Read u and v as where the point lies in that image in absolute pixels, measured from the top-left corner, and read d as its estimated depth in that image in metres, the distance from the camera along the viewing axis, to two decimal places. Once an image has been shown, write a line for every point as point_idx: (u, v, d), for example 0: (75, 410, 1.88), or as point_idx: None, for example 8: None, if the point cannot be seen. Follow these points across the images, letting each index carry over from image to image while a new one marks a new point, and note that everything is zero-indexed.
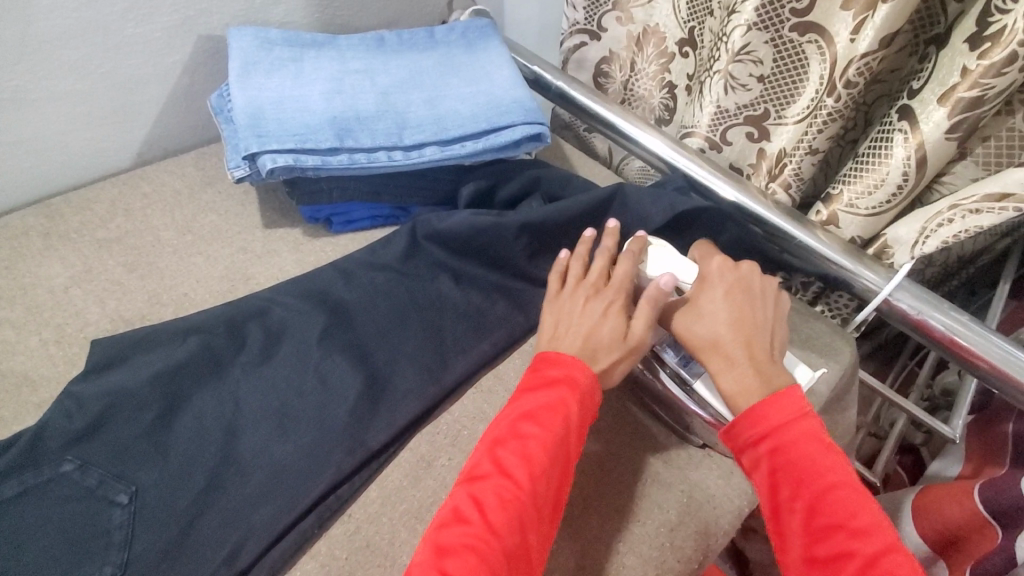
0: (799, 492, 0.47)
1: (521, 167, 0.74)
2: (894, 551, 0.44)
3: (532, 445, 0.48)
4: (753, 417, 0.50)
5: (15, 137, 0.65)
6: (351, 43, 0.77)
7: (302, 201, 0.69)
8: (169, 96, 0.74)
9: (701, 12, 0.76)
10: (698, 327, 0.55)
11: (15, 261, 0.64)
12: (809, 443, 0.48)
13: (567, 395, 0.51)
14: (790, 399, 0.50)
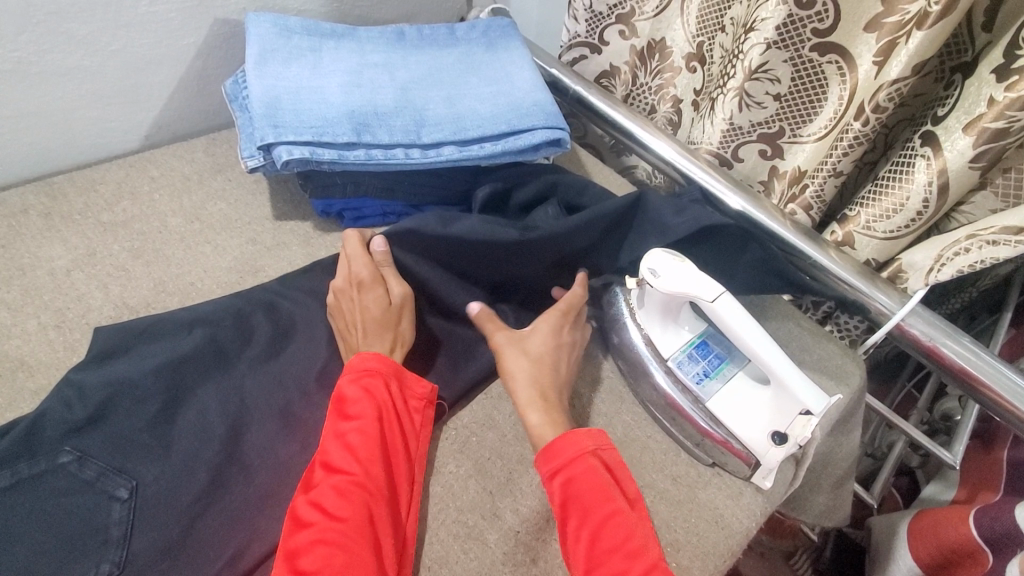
0: (585, 521, 0.47)
1: (539, 172, 0.72)
2: (660, 568, 0.45)
3: (352, 435, 0.49)
4: (545, 453, 0.51)
5: (17, 111, 0.63)
6: (370, 35, 0.76)
7: (315, 194, 0.68)
8: (181, 79, 0.72)
9: (711, 28, 0.75)
10: (514, 361, 0.56)
11: (12, 240, 0.62)
12: (595, 473, 0.49)
13: (372, 380, 0.52)
14: (579, 436, 0.51)
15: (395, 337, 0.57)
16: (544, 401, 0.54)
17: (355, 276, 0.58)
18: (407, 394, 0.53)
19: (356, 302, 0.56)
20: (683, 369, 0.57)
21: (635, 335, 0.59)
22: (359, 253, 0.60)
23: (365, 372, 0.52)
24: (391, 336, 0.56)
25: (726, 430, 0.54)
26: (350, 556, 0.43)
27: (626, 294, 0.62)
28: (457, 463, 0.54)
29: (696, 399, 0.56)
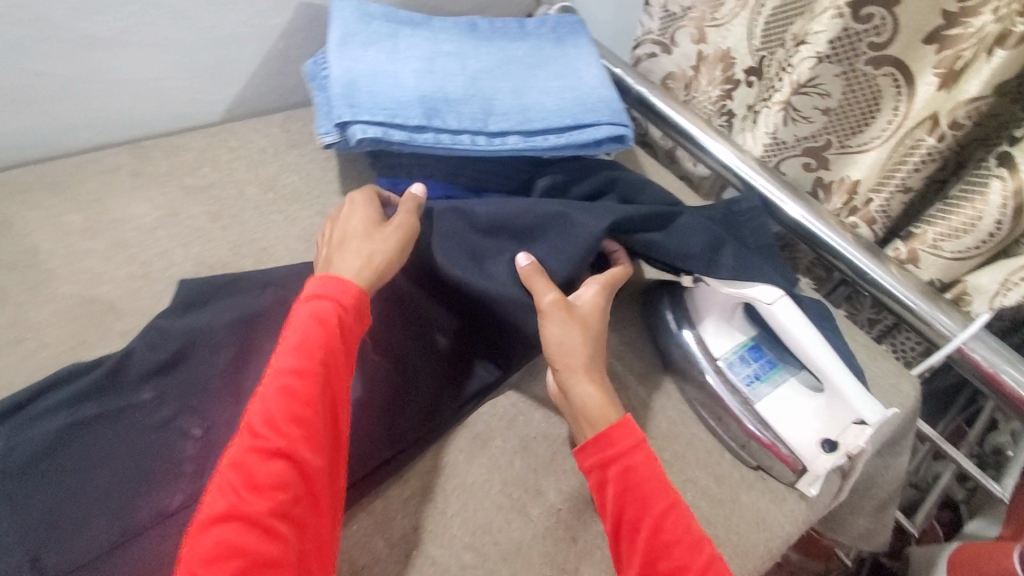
0: (645, 511, 0.47)
1: (599, 167, 0.74)
2: (717, 562, 0.46)
3: (290, 381, 0.47)
4: (604, 440, 0.50)
5: (117, 77, 0.68)
6: (444, 25, 0.78)
7: (382, 172, 0.71)
8: (262, 58, 0.76)
9: (774, 41, 0.74)
10: (563, 327, 0.54)
11: (103, 195, 0.66)
12: (653, 463, 0.50)
13: (325, 317, 0.50)
14: (631, 425, 0.51)
15: (369, 268, 0.54)
16: (591, 373, 0.53)
17: (339, 213, 0.59)
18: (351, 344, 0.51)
19: (347, 238, 0.56)
20: (734, 369, 0.57)
21: (684, 334, 0.59)
22: (361, 206, 0.59)
23: (320, 303, 0.51)
24: (362, 252, 0.55)
25: (773, 433, 0.54)
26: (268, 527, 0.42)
27: (680, 292, 0.62)
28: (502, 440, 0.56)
29: (745, 399, 0.56)
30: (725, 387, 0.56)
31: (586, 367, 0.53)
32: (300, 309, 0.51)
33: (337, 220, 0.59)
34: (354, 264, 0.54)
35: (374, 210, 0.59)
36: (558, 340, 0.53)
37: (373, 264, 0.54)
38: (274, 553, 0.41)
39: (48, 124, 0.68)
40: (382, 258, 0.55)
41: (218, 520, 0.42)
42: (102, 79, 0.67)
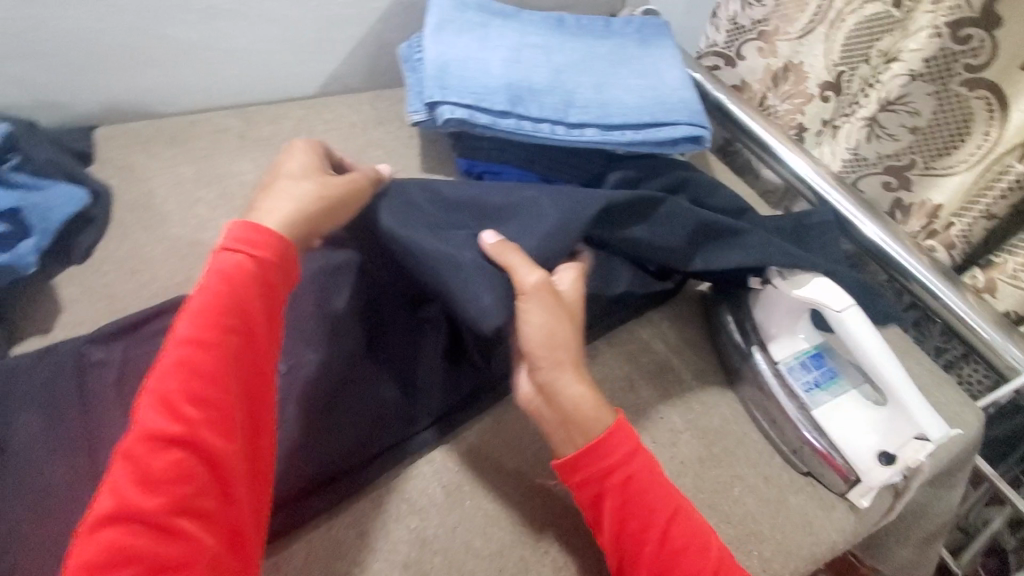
0: (649, 518, 0.47)
1: (673, 166, 0.75)
2: (723, 554, 0.47)
3: (192, 351, 0.40)
4: (604, 447, 0.48)
5: (233, 46, 0.74)
6: (533, 19, 0.81)
7: (463, 153, 0.75)
8: (360, 39, 0.81)
9: (857, 57, 0.72)
10: (540, 320, 0.50)
11: (213, 151, 0.72)
12: (648, 468, 0.49)
13: (233, 274, 0.44)
14: (626, 428, 0.50)
15: (291, 217, 0.48)
16: (576, 366, 0.51)
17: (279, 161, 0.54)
18: (271, 303, 0.46)
19: (281, 183, 0.51)
20: (794, 376, 0.57)
21: (741, 336, 0.61)
22: (309, 154, 0.54)
23: (229, 258, 0.44)
24: (282, 203, 0.49)
25: (827, 441, 0.54)
26: (173, 516, 0.36)
27: (743, 295, 0.62)
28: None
29: (802, 406, 0.56)
30: (784, 393, 0.57)
31: (574, 364, 0.50)
32: (207, 265, 0.44)
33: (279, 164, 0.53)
34: (280, 210, 0.48)
35: (322, 161, 0.55)
36: (540, 325, 0.50)
37: (303, 215, 0.49)
38: (177, 554, 0.35)
39: (168, 86, 0.74)
40: (310, 209, 0.49)
41: (106, 511, 0.35)
42: (219, 47, 0.73)
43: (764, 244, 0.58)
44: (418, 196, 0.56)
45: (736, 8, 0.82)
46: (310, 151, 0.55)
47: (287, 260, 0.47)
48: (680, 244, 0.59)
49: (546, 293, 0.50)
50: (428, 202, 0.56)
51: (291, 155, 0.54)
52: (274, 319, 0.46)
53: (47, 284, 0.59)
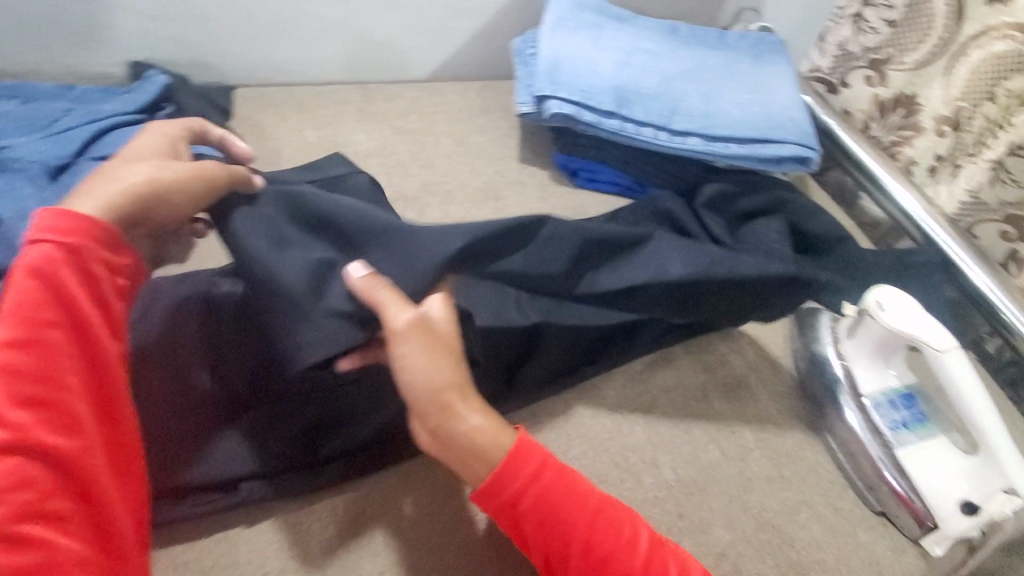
0: (569, 532, 0.43)
1: (774, 184, 0.74)
2: (657, 542, 0.44)
3: (9, 354, 0.35)
4: (512, 465, 0.43)
5: (360, 27, 0.79)
6: (648, 25, 0.82)
7: (562, 148, 0.77)
8: (475, 30, 0.84)
9: (980, 95, 0.68)
10: (419, 368, 0.44)
11: (335, 121, 0.78)
12: (562, 477, 0.44)
13: (50, 267, 0.38)
14: (531, 443, 0.45)
15: (148, 189, 0.42)
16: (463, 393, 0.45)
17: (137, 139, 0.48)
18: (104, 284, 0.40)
19: (123, 162, 0.44)
20: (878, 412, 0.56)
21: (835, 366, 0.59)
22: (168, 134, 0.49)
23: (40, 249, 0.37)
24: (124, 174, 0.42)
25: (909, 485, 0.53)
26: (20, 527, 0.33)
27: (833, 324, 0.61)
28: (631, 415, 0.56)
29: (885, 444, 0.55)
30: (866, 428, 0.56)
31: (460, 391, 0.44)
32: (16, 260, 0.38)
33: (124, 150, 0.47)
34: (127, 182, 0.42)
35: (181, 147, 0.49)
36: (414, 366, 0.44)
37: (162, 186, 0.43)
38: (34, 562, 0.33)
39: (297, 59, 0.80)
40: (167, 179, 0.43)
41: None
42: (348, 26, 0.78)
43: (661, 257, 0.55)
44: (262, 203, 0.48)
45: (846, 34, 0.81)
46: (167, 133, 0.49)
47: (119, 241, 0.41)
48: (557, 269, 0.54)
49: (412, 327, 0.44)
50: (273, 206, 0.48)
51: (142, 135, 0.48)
52: (111, 307, 0.40)
53: None
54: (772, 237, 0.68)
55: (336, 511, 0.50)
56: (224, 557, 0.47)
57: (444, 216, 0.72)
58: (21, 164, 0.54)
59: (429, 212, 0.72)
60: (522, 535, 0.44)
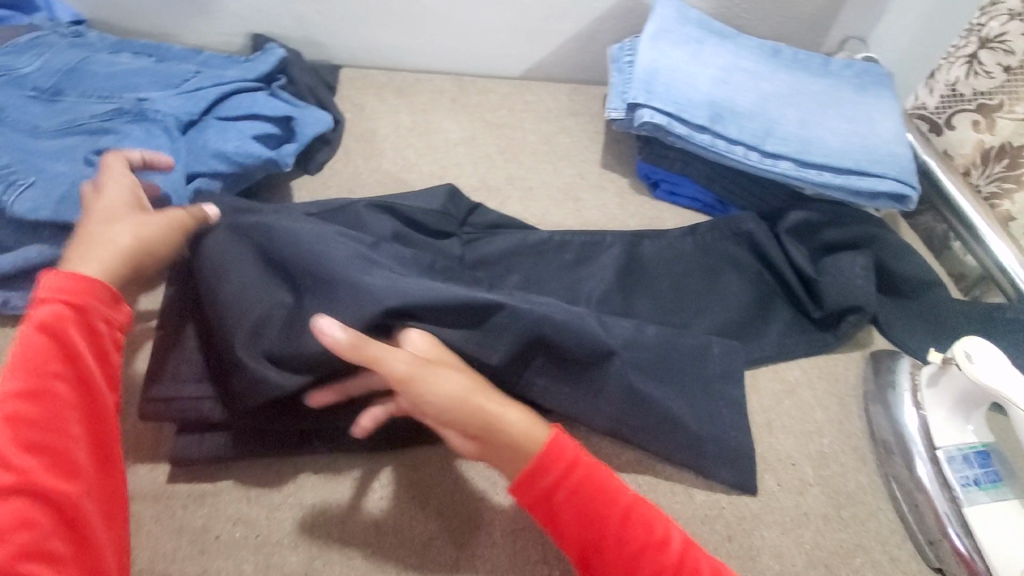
0: (602, 528, 0.43)
1: (863, 218, 0.71)
2: (691, 546, 0.44)
3: (17, 404, 0.38)
4: (550, 455, 0.44)
5: (461, 21, 0.79)
6: (749, 44, 0.79)
7: (646, 158, 0.76)
8: (573, 33, 0.83)
9: None
10: (444, 379, 0.45)
11: (430, 108, 0.81)
12: (596, 472, 0.45)
13: (57, 324, 0.40)
14: (565, 438, 0.45)
15: (127, 249, 0.45)
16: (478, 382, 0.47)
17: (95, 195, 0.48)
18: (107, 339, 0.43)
19: (92, 223, 0.46)
20: (949, 464, 0.54)
21: (908, 412, 0.58)
22: (124, 179, 0.49)
23: (49, 309, 0.40)
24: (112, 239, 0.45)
25: (972, 546, 0.51)
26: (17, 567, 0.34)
27: (914, 371, 0.60)
28: (699, 432, 0.54)
29: (953, 499, 0.53)
30: (935, 480, 0.54)
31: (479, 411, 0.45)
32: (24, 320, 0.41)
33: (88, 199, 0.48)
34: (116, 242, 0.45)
35: (139, 194, 0.50)
36: (432, 395, 0.44)
37: (147, 244, 0.46)
38: None
39: (398, 45, 0.82)
40: (150, 237, 0.47)
41: None
42: (450, 20, 0.79)
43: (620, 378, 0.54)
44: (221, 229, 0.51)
45: (958, 74, 0.76)
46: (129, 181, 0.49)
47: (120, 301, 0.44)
48: (502, 360, 0.51)
49: (413, 375, 0.44)
50: (241, 243, 0.50)
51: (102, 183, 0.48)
52: (111, 360, 0.43)
53: (286, 186, 0.70)
54: (855, 272, 0.66)
55: (395, 473, 0.51)
56: (289, 498, 0.49)
57: (524, 211, 0.74)
58: (158, 115, 0.58)
59: (509, 204, 0.74)
60: (558, 529, 0.44)
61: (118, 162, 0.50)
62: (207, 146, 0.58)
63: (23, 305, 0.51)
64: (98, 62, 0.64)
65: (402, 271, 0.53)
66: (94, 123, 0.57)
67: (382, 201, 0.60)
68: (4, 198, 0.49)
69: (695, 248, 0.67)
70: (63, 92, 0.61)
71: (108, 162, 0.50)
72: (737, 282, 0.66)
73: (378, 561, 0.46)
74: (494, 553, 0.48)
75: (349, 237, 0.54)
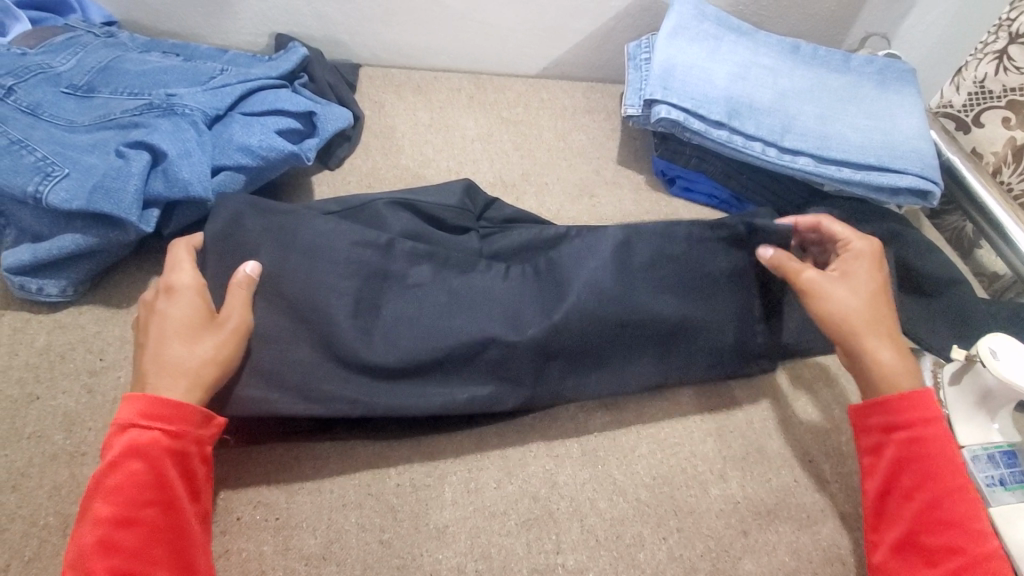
0: (921, 482, 0.47)
1: (885, 215, 0.71)
2: (991, 561, 0.44)
3: (111, 530, 0.40)
4: (907, 405, 0.49)
5: (480, 19, 0.80)
6: (769, 40, 0.79)
7: (662, 155, 0.76)
8: (590, 32, 0.83)
9: None
10: (862, 296, 0.54)
11: (447, 106, 0.82)
12: (943, 441, 0.48)
13: (145, 450, 0.43)
14: (932, 400, 0.50)
15: (203, 366, 0.46)
16: (891, 341, 0.53)
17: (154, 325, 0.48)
18: (196, 463, 0.45)
19: (163, 341, 0.47)
20: (975, 464, 0.54)
21: None
22: (192, 283, 0.50)
23: (138, 435, 0.43)
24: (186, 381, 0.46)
25: (1000, 546, 0.50)
26: None
27: (938, 370, 0.59)
28: None
29: (981, 499, 0.52)
30: (960, 479, 0.54)
31: (890, 335, 0.53)
32: (113, 445, 0.43)
33: (158, 308, 0.49)
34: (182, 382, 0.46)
35: (190, 308, 0.49)
36: (844, 309, 0.54)
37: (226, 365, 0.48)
38: None
39: (416, 44, 0.83)
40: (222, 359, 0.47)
41: None
42: (469, 19, 0.80)
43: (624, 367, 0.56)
44: (250, 237, 0.54)
45: (986, 71, 0.75)
46: (181, 299, 0.49)
47: (210, 420, 0.46)
48: (509, 384, 0.53)
49: (822, 280, 0.55)
50: (271, 244, 0.54)
51: (160, 310, 0.49)
52: (196, 479, 0.45)
53: (307, 180, 0.72)
54: None
55: (411, 460, 0.51)
56: (308, 484, 0.49)
57: (539, 206, 0.75)
58: (185, 109, 0.59)
59: (525, 199, 0.75)
60: (874, 461, 0.50)
61: (174, 288, 0.49)
62: (232, 140, 0.59)
63: (56, 292, 0.53)
64: (131, 61, 0.67)
65: (412, 290, 0.55)
66: (125, 119, 0.59)
67: (402, 198, 0.61)
68: (40, 188, 0.51)
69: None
70: (97, 90, 0.63)
71: (165, 286, 0.50)
72: None
73: (395, 547, 0.47)
74: (509, 542, 0.48)
75: (363, 246, 0.55)
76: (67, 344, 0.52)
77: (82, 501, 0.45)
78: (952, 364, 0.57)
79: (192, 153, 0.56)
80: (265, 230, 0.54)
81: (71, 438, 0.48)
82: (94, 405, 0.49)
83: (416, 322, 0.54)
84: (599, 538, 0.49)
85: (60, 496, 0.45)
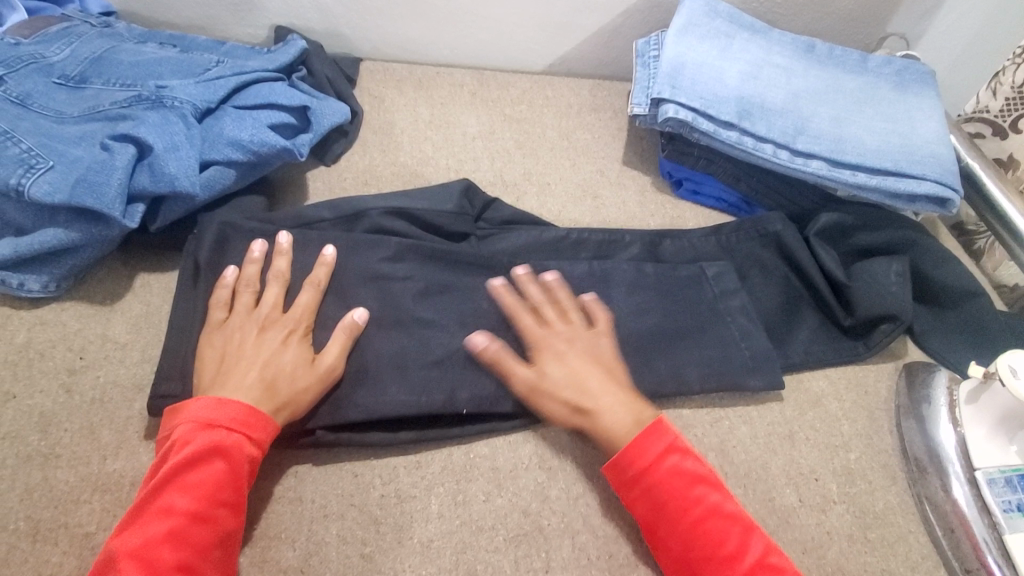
0: (675, 526, 0.44)
1: (902, 223, 0.68)
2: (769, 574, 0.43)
3: (184, 524, 0.40)
4: (629, 458, 0.46)
5: (484, 14, 0.78)
6: (783, 39, 0.76)
7: (670, 155, 0.74)
8: (599, 28, 0.80)
9: None
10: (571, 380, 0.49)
11: (449, 102, 0.80)
12: (679, 474, 0.45)
13: (229, 451, 0.43)
14: (648, 441, 0.46)
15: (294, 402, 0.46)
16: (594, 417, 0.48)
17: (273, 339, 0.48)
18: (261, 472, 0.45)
19: (274, 360, 0.47)
20: (991, 489, 0.51)
21: (945, 430, 0.54)
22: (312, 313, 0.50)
23: (223, 435, 0.43)
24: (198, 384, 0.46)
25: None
26: None
27: (954, 389, 0.56)
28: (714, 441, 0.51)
29: (996, 527, 0.50)
30: (974, 505, 0.51)
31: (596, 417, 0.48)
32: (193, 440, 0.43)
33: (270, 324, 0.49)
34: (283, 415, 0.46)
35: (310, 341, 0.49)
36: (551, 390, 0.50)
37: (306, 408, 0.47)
38: None
39: (419, 39, 0.81)
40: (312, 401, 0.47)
41: None
42: (474, 14, 0.78)
43: None
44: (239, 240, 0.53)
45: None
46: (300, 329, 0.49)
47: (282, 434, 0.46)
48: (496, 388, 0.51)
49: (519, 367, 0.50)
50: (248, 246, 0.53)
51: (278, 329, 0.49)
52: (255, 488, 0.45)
53: (303, 177, 0.70)
54: (887, 278, 0.62)
55: (397, 470, 0.49)
56: (289, 492, 0.48)
57: (541, 207, 0.72)
58: (174, 102, 0.58)
59: (526, 200, 0.73)
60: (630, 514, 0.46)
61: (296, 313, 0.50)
62: (223, 134, 0.57)
63: (38, 288, 0.52)
64: (125, 52, 0.65)
65: (402, 289, 0.54)
66: (113, 110, 0.57)
67: (395, 203, 0.59)
68: (23, 180, 0.49)
69: (719, 250, 0.63)
70: (88, 81, 0.62)
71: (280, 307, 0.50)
72: (759, 287, 0.62)
73: (376, 561, 0.45)
74: (496, 559, 0.46)
75: (351, 248, 0.54)
76: (47, 341, 0.51)
77: (54, 505, 0.44)
78: (971, 380, 0.55)
79: (179, 147, 0.54)
80: (257, 232, 0.54)
81: (45, 439, 0.46)
82: (71, 406, 0.48)
83: (410, 319, 0.53)
84: (591, 557, 0.47)
85: (32, 500, 0.44)
